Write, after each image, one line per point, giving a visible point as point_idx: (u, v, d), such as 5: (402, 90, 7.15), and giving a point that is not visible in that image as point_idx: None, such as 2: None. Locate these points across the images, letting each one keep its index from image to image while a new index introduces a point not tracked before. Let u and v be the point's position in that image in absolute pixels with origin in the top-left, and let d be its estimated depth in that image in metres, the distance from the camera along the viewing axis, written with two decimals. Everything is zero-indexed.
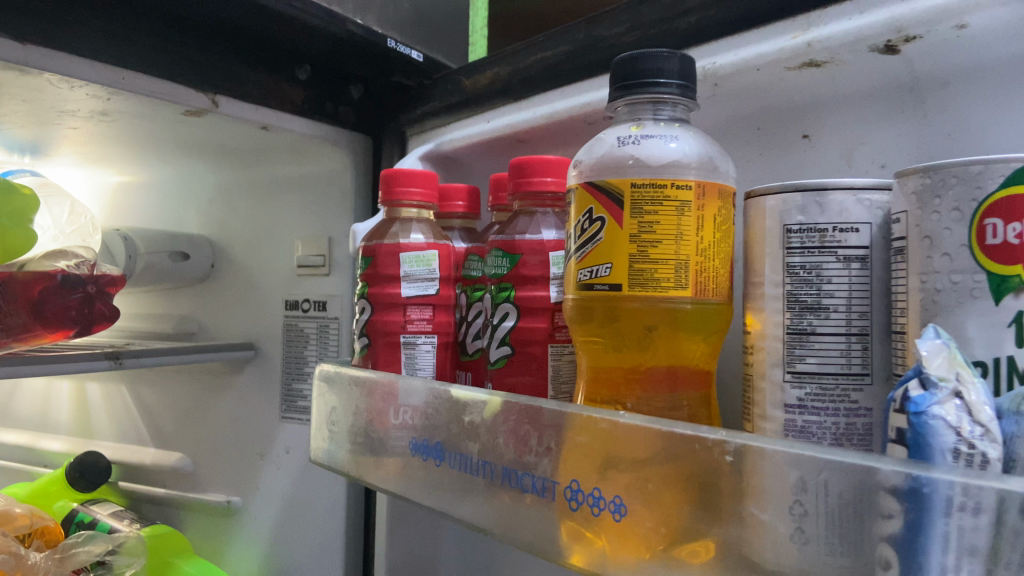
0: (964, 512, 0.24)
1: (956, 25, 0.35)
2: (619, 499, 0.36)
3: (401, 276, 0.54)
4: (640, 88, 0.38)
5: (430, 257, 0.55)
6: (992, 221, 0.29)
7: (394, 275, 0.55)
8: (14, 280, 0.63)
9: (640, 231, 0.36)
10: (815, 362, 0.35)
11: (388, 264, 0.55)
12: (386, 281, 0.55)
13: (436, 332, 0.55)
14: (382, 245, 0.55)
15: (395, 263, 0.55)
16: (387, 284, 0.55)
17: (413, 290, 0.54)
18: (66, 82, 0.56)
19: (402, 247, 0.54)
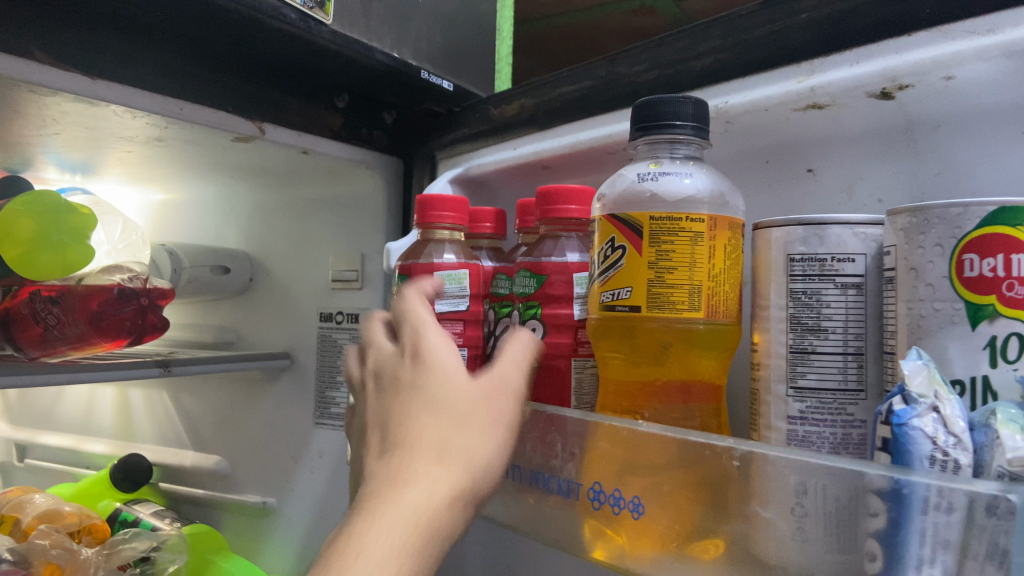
0: (939, 510, 0.28)
1: (944, 76, 0.39)
2: (637, 499, 0.40)
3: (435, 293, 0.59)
4: (657, 130, 0.42)
5: (462, 276, 0.59)
6: (969, 256, 0.33)
7: (428, 292, 0.59)
8: (72, 293, 0.69)
9: (658, 258, 0.40)
10: (815, 378, 0.39)
11: None
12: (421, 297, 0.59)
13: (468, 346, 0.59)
14: (418, 264, 0.59)
15: (430, 281, 0.59)
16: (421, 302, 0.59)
17: (446, 306, 0.59)
18: (130, 113, 0.61)
19: (436, 266, 0.59)
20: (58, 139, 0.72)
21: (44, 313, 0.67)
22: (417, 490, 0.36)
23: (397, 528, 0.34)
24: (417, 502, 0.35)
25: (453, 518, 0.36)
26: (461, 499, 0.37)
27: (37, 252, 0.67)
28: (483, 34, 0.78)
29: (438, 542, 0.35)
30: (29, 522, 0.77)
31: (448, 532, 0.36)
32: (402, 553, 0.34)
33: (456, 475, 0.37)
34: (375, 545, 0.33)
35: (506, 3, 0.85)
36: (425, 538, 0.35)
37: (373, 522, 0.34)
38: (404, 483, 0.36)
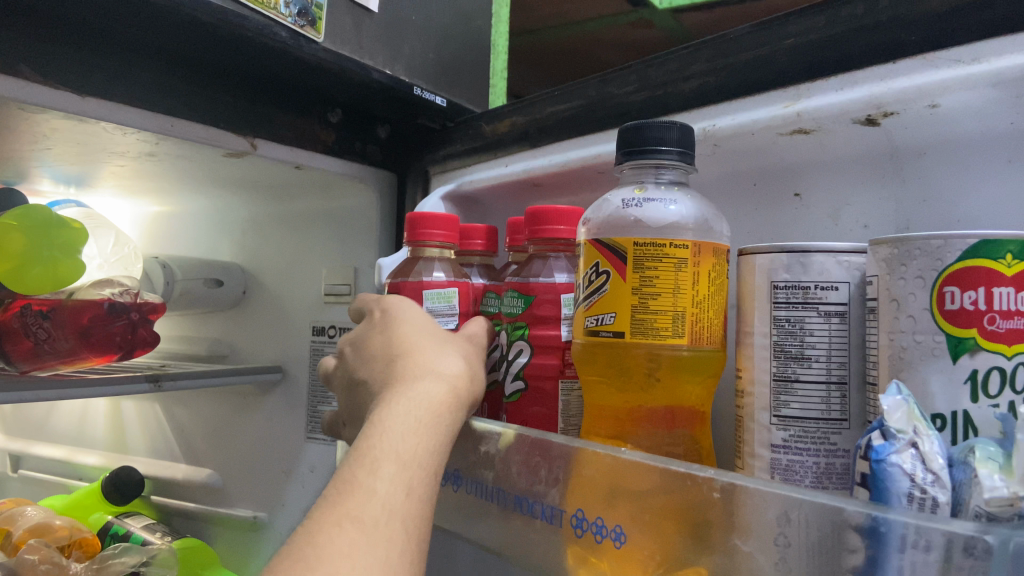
0: (917, 549, 0.28)
1: (930, 104, 0.39)
2: (620, 528, 0.39)
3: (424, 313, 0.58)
4: (642, 155, 0.42)
5: (451, 295, 0.59)
6: (950, 289, 0.32)
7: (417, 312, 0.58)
8: (63, 307, 0.69)
9: (642, 284, 0.40)
10: (798, 407, 0.38)
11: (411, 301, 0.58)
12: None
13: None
14: (407, 283, 0.59)
15: (418, 299, 0.58)
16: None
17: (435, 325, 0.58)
18: (120, 130, 0.61)
19: (425, 285, 0.58)
20: (51, 153, 0.72)
21: (35, 327, 0.67)
22: (420, 390, 0.43)
23: (415, 411, 0.41)
24: (424, 395, 0.42)
25: (455, 412, 0.43)
26: (461, 395, 0.44)
27: (28, 267, 0.67)
28: (477, 50, 0.77)
29: (449, 427, 0.42)
30: (20, 535, 0.77)
31: (455, 421, 0.43)
32: (424, 430, 0.40)
33: (451, 378, 0.45)
34: (401, 424, 0.40)
35: (501, 18, 0.85)
36: (437, 422, 0.41)
37: (394, 411, 0.41)
38: (408, 383, 0.43)
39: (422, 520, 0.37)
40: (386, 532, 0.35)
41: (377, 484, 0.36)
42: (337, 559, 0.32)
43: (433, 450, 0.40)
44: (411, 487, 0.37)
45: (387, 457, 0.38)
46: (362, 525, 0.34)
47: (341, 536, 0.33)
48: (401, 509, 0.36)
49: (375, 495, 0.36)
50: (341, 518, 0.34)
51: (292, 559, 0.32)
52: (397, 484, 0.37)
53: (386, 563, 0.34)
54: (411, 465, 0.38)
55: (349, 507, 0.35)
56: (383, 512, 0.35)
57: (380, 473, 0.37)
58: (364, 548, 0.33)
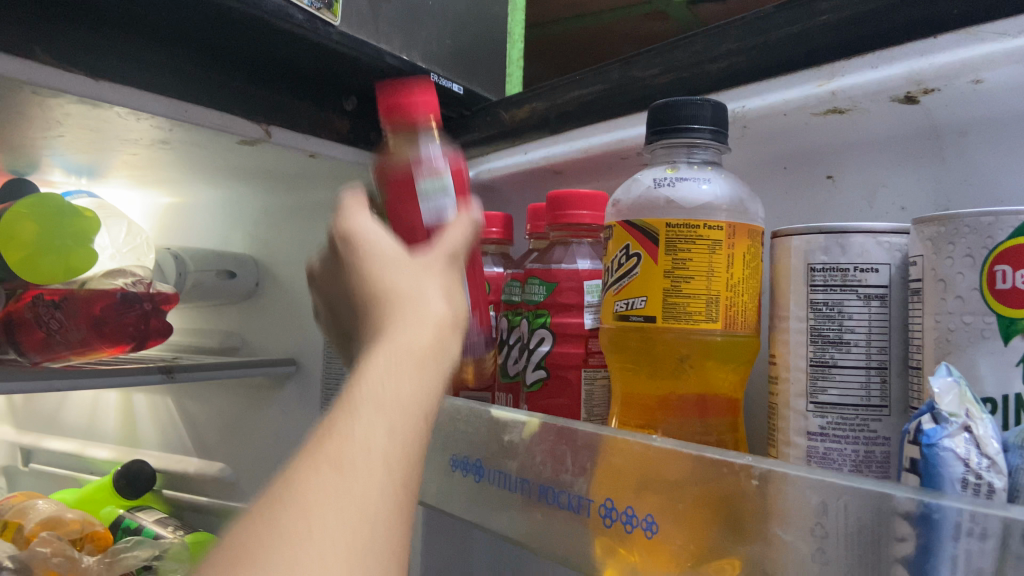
0: (971, 536, 0.26)
1: (972, 79, 0.38)
2: (651, 517, 0.38)
3: (417, 203, 0.44)
4: (674, 133, 0.41)
5: (446, 178, 0.45)
6: (1002, 267, 0.31)
7: (409, 204, 0.44)
8: (74, 297, 0.68)
9: (674, 267, 0.39)
10: (836, 393, 0.37)
11: (401, 195, 0.45)
12: (402, 216, 0.44)
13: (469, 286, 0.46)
14: (396, 175, 0.45)
15: (409, 192, 0.45)
16: (408, 225, 0.44)
17: (433, 215, 0.44)
18: (134, 115, 0.60)
19: (414, 171, 0.44)
20: (62, 141, 0.71)
21: (47, 318, 0.66)
22: (408, 313, 0.35)
23: (403, 342, 0.32)
24: (413, 321, 0.34)
25: (453, 336, 0.35)
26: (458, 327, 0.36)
27: (39, 256, 0.67)
28: (492, 38, 0.76)
29: (446, 353, 0.34)
30: (32, 529, 0.77)
31: (450, 348, 0.35)
32: (415, 363, 0.32)
33: (442, 300, 0.36)
34: (383, 353, 0.32)
35: (517, 6, 0.83)
36: (432, 348, 0.33)
37: (373, 348, 0.32)
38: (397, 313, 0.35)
39: (418, 458, 0.30)
40: (367, 481, 0.27)
41: (356, 425, 0.28)
42: (302, 512, 0.25)
43: (428, 387, 0.32)
44: (399, 422, 0.29)
45: (367, 390, 0.30)
46: (339, 468, 0.27)
47: (310, 481, 0.26)
48: (389, 447, 0.28)
49: (355, 435, 0.28)
50: (310, 463, 0.27)
51: (254, 515, 0.26)
52: (379, 420, 0.29)
53: (366, 514, 0.26)
54: (398, 403, 0.30)
55: (322, 450, 0.27)
56: (363, 452, 0.28)
57: (361, 411, 0.29)
58: (337, 500, 0.26)
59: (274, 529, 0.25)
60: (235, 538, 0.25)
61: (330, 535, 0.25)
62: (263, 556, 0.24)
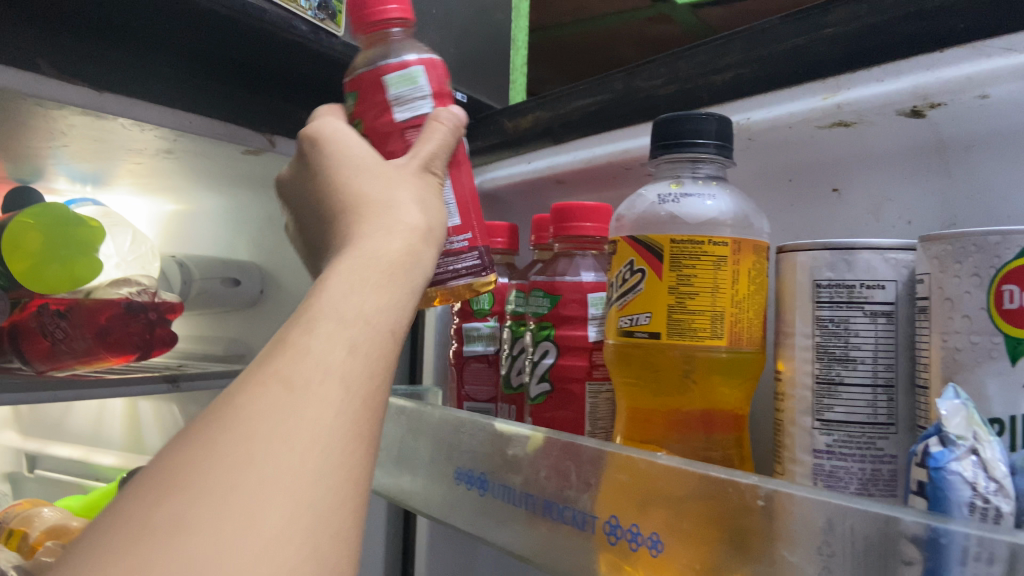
0: (980, 561, 0.26)
1: (979, 95, 0.38)
2: (656, 536, 0.38)
3: (390, 101, 0.43)
4: (680, 149, 0.41)
5: (416, 73, 0.44)
6: (1009, 287, 0.31)
7: (381, 103, 0.44)
8: (80, 306, 0.69)
9: (679, 283, 0.39)
10: (842, 411, 0.37)
11: (371, 92, 0.44)
12: (375, 115, 0.44)
13: (458, 200, 0.44)
14: (363, 75, 0.44)
15: (380, 90, 0.44)
16: (388, 124, 0.43)
17: (407, 113, 0.43)
18: (138, 126, 0.60)
19: (382, 69, 0.44)
20: (67, 151, 0.71)
21: (53, 327, 0.66)
22: (370, 241, 0.35)
23: (363, 266, 0.33)
24: (377, 247, 0.35)
25: (418, 262, 0.36)
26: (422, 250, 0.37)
27: (42, 266, 0.67)
28: (495, 45, 0.76)
29: (410, 278, 0.35)
30: (37, 537, 0.78)
31: (415, 270, 0.35)
32: (376, 285, 0.33)
33: (410, 222, 0.37)
34: (342, 277, 0.32)
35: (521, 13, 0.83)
36: (393, 272, 0.34)
37: (335, 272, 0.33)
38: (359, 238, 0.36)
39: (379, 379, 0.30)
40: (319, 395, 0.27)
41: (312, 341, 0.29)
42: (248, 428, 0.26)
43: (390, 307, 0.33)
44: (355, 343, 0.30)
45: (323, 313, 0.30)
46: (290, 384, 0.27)
47: (261, 398, 0.27)
48: (343, 367, 0.29)
49: (309, 354, 0.29)
50: (262, 381, 0.28)
51: (200, 432, 0.26)
52: (335, 340, 0.29)
53: (318, 429, 0.27)
54: (356, 322, 0.31)
55: (276, 366, 0.28)
56: (317, 370, 0.28)
57: (318, 330, 0.30)
58: (288, 417, 0.26)
59: (218, 446, 0.25)
60: (184, 451, 0.25)
61: (277, 448, 0.25)
62: (206, 472, 0.24)
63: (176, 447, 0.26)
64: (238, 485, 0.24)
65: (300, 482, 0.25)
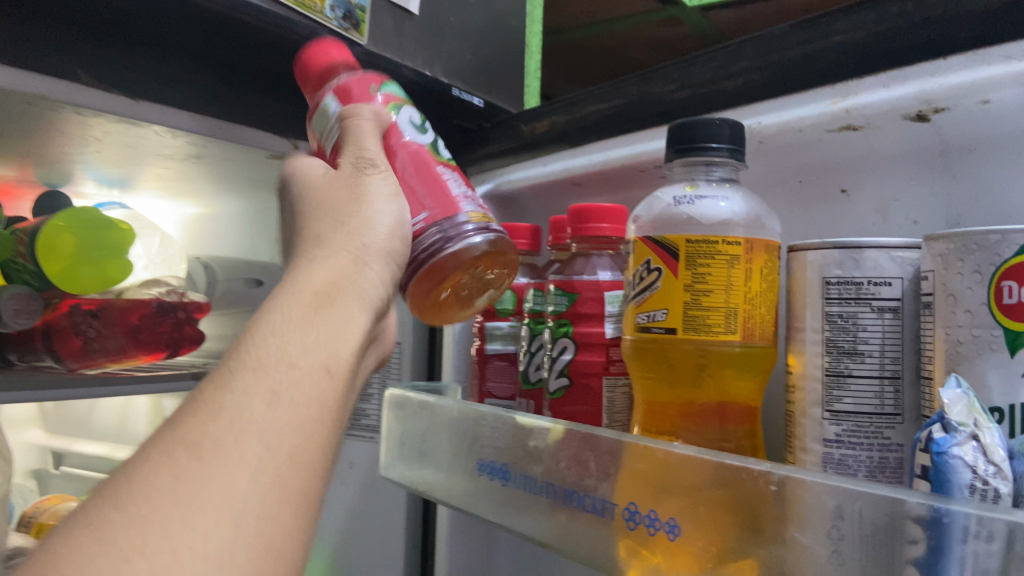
0: (979, 538, 0.28)
1: (981, 99, 0.40)
2: (673, 521, 0.40)
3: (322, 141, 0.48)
4: (694, 152, 0.43)
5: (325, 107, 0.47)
6: (1009, 283, 0.33)
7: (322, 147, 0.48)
8: (112, 305, 0.72)
9: (694, 281, 0.41)
10: (851, 402, 0.39)
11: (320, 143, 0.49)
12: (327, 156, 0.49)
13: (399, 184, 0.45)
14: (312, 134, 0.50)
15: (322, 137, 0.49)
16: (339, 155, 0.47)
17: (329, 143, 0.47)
18: (169, 133, 0.63)
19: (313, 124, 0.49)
20: (97, 156, 0.74)
21: (84, 326, 0.70)
22: (299, 283, 0.38)
23: (283, 316, 0.36)
24: (305, 294, 0.37)
25: (352, 302, 0.39)
26: (354, 290, 0.39)
27: (77, 268, 0.69)
28: (511, 50, 0.78)
29: (340, 321, 0.37)
30: None
31: (346, 309, 0.38)
32: (295, 333, 0.35)
33: (345, 262, 0.40)
34: (268, 329, 0.35)
35: (535, 19, 0.85)
36: (322, 319, 0.37)
37: (257, 325, 0.36)
38: (284, 287, 0.38)
39: (301, 428, 0.32)
40: (227, 456, 0.30)
41: (224, 400, 0.32)
42: (153, 498, 0.28)
43: (310, 350, 0.35)
44: (274, 398, 0.32)
45: (244, 369, 0.33)
46: (198, 450, 0.30)
47: (167, 465, 0.29)
48: (260, 423, 0.31)
49: (219, 416, 0.31)
50: (173, 445, 0.30)
51: (105, 503, 0.28)
52: (252, 397, 0.32)
53: (229, 490, 0.29)
54: (271, 375, 0.33)
55: (186, 430, 0.30)
56: (228, 431, 0.31)
57: (231, 388, 0.32)
58: (199, 479, 0.29)
59: (119, 519, 0.27)
60: (86, 523, 0.27)
61: (182, 513, 0.28)
62: (109, 541, 0.27)
63: (80, 514, 0.28)
64: (138, 559, 0.26)
65: (205, 547, 0.27)
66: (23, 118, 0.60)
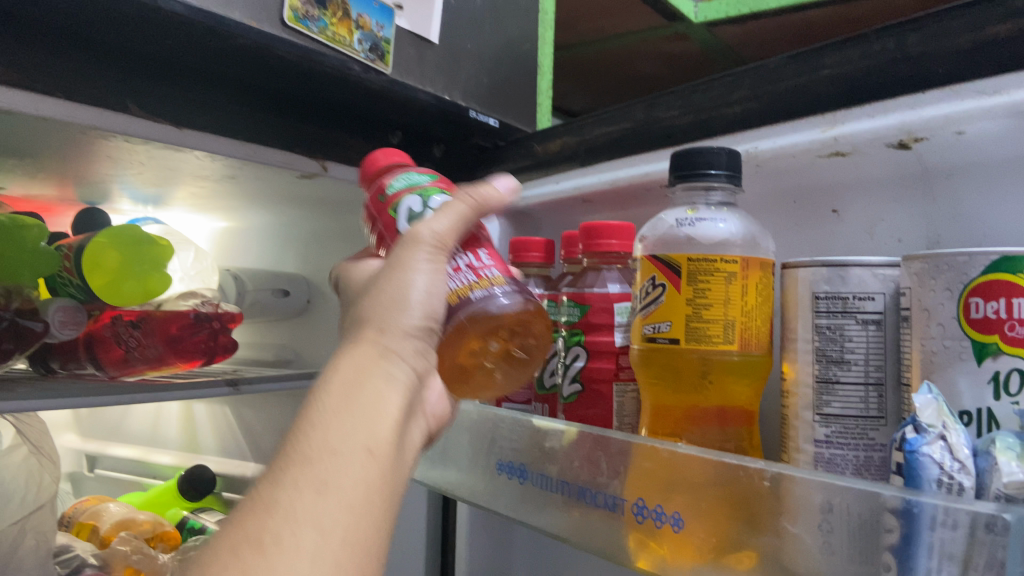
0: (945, 527, 0.32)
1: (956, 131, 0.43)
2: (677, 514, 0.44)
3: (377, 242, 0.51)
4: (695, 178, 0.47)
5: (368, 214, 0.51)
6: (975, 299, 0.37)
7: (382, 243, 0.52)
8: (152, 317, 0.76)
9: (695, 296, 0.45)
10: (839, 406, 0.43)
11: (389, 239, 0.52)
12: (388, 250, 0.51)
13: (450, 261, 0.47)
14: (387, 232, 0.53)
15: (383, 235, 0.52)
16: (382, 235, 0.49)
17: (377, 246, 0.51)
18: (208, 157, 0.67)
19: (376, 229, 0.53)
20: (135, 177, 0.79)
21: (126, 336, 0.74)
22: (330, 375, 0.41)
23: (324, 403, 0.38)
24: (335, 383, 0.40)
25: (379, 383, 0.41)
26: (387, 373, 0.42)
27: (121, 282, 0.74)
28: (525, 72, 0.82)
29: (372, 400, 0.39)
30: (108, 530, 0.85)
31: (380, 390, 0.40)
32: (336, 419, 0.37)
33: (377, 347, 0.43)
34: (307, 423, 0.37)
35: (547, 40, 0.89)
36: (356, 403, 0.39)
37: (302, 418, 0.38)
38: (324, 376, 0.40)
39: (352, 510, 0.34)
40: (288, 546, 0.31)
41: (278, 495, 0.34)
42: None
43: (351, 433, 0.37)
44: (322, 485, 0.34)
45: (291, 464, 0.35)
46: (262, 544, 0.31)
47: (236, 561, 0.31)
48: (314, 513, 0.33)
49: (276, 510, 0.33)
50: (239, 544, 0.32)
51: None
52: (302, 488, 0.34)
53: None
54: (317, 461, 0.35)
55: (249, 527, 0.32)
56: (285, 524, 0.32)
57: (283, 481, 0.34)
58: (263, 573, 0.30)
59: None
60: None
61: None
62: None
63: None
64: None
65: None
66: (74, 145, 0.65)
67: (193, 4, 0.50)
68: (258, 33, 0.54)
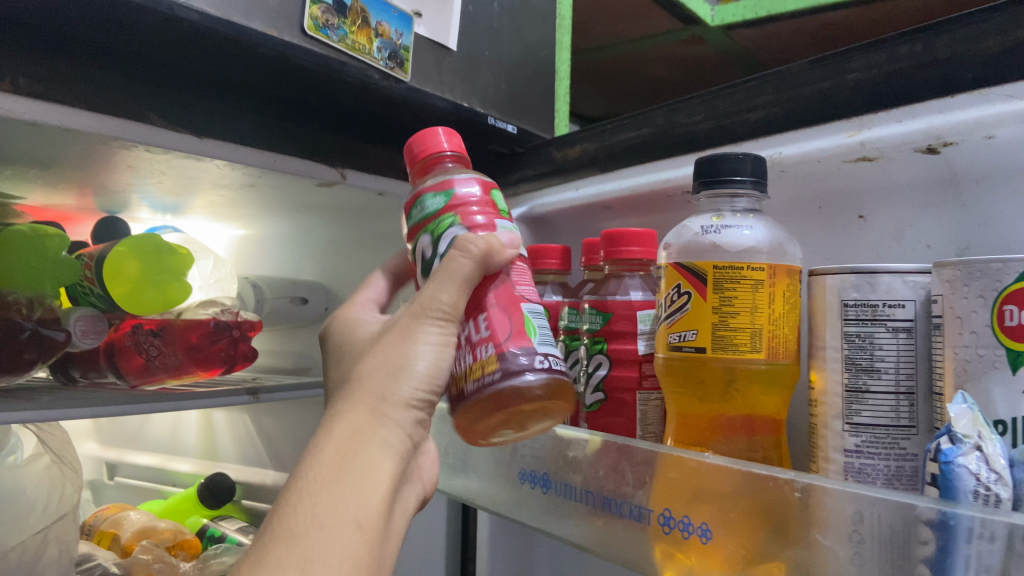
0: (982, 539, 0.31)
1: (986, 135, 0.43)
2: (705, 525, 0.43)
3: None
4: (720, 185, 0.47)
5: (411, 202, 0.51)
6: (1010, 307, 0.36)
7: None
8: (172, 326, 0.76)
9: (721, 303, 0.44)
10: (869, 415, 0.42)
11: None
12: None
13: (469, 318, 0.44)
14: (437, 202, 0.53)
15: None
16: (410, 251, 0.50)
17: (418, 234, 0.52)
18: (228, 166, 0.67)
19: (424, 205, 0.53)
20: (154, 186, 0.79)
21: (147, 344, 0.74)
22: (325, 437, 0.40)
23: (314, 473, 0.38)
24: (329, 448, 0.39)
25: (374, 449, 0.40)
26: (382, 438, 0.41)
27: (142, 291, 0.75)
28: (543, 77, 0.82)
29: (364, 470, 0.39)
30: (129, 539, 0.85)
31: (375, 460, 0.40)
32: (323, 493, 0.37)
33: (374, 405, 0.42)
34: (296, 493, 0.37)
35: (564, 46, 0.89)
36: (348, 471, 0.39)
37: (292, 487, 0.38)
38: (318, 439, 0.40)
39: None
40: None
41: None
42: None
43: (338, 509, 0.37)
44: (304, 566, 0.34)
45: (276, 540, 0.35)
46: None
47: None
48: None
49: None
50: None
51: None
52: (286, 569, 0.34)
53: None
54: (300, 541, 0.35)
55: None
56: None
57: (266, 560, 0.34)
58: None
59: None
60: None
61: None
62: None
63: None
64: None
65: None
66: (96, 156, 0.65)
67: (214, 14, 0.50)
68: (277, 42, 0.54)
